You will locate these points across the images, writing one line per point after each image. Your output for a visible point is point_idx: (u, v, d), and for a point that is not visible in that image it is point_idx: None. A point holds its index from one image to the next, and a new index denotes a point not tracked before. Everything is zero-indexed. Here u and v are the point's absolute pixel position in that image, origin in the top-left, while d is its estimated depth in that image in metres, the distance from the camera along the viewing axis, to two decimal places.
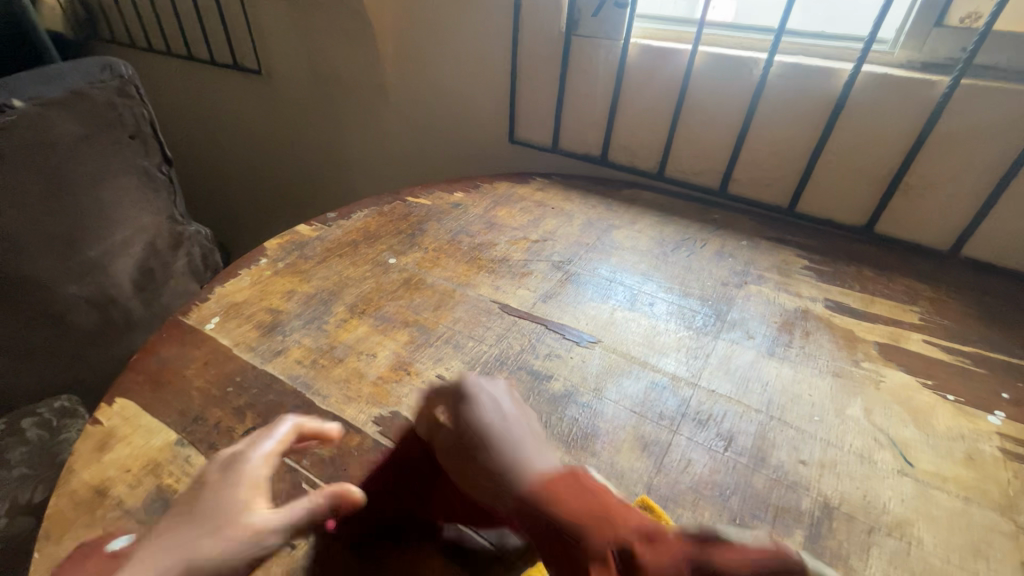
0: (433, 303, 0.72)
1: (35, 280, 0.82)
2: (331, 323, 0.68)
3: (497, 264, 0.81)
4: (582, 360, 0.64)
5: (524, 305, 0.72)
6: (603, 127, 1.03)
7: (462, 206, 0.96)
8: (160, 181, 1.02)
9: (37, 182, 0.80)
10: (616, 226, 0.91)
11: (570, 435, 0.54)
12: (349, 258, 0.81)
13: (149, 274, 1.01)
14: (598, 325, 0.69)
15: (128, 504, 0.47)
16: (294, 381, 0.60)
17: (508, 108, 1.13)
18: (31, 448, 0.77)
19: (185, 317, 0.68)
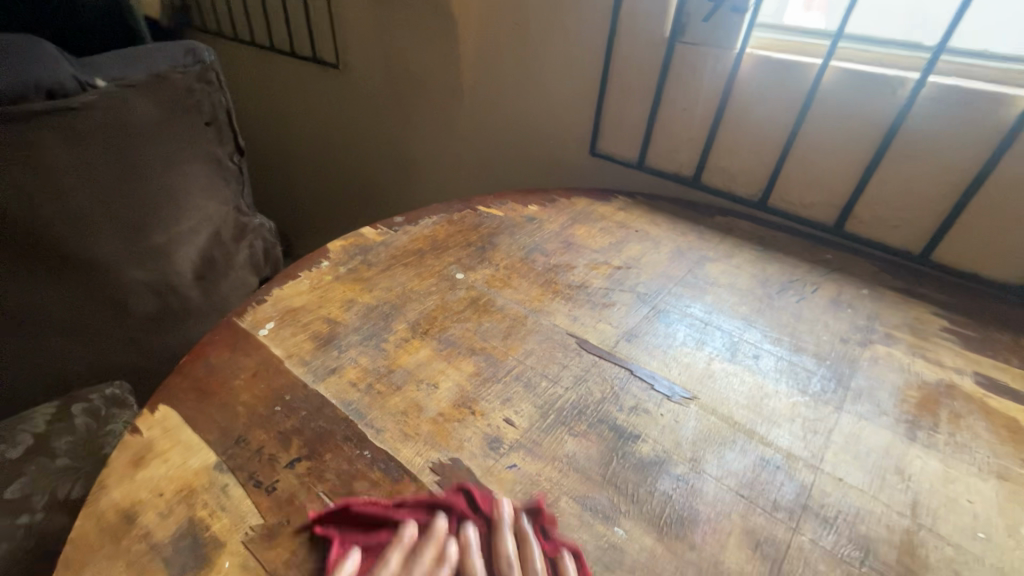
0: (504, 330, 0.64)
1: (101, 262, 0.81)
2: (391, 341, 0.62)
3: (575, 291, 0.72)
4: (674, 420, 0.54)
5: (606, 343, 0.63)
6: (702, 145, 0.93)
7: (537, 221, 0.88)
8: (230, 170, 1.00)
9: (112, 162, 0.79)
10: (710, 258, 0.80)
11: (663, 517, 0.45)
12: (415, 268, 0.75)
13: (212, 263, 0.98)
14: (693, 377, 0.59)
15: (156, 537, 0.42)
16: (346, 407, 0.53)
17: (593, 118, 1.05)
18: (77, 439, 0.75)
19: (240, 319, 0.64)
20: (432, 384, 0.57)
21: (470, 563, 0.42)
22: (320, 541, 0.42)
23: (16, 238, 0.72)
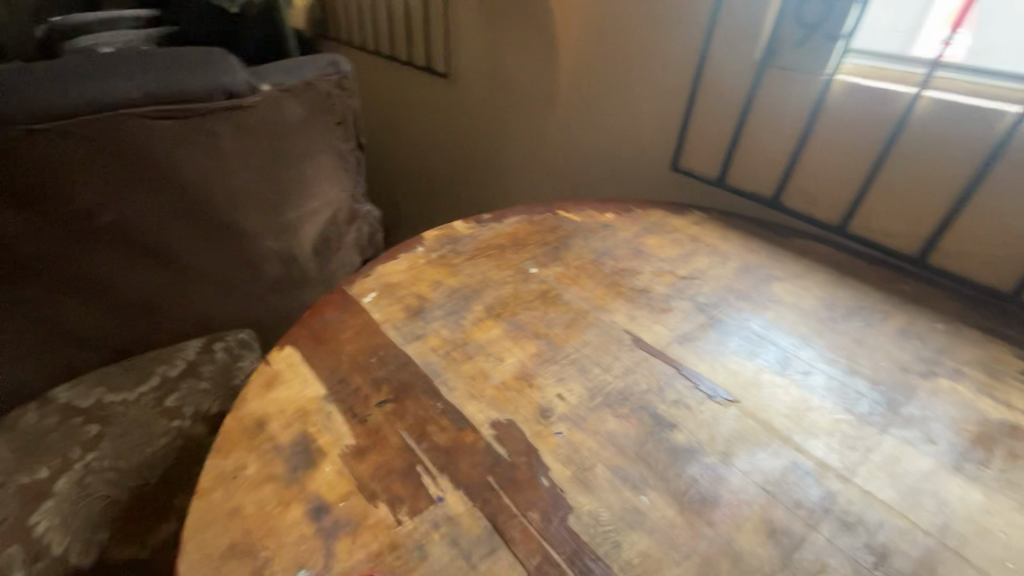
0: (566, 320, 0.72)
1: (245, 232, 0.99)
2: (468, 319, 0.72)
3: (638, 294, 0.78)
4: (713, 416, 0.59)
5: (658, 342, 0.69)
6: (782, 168, 0.95)
7: (611, 228, 0.94)
8: (349, 163, 1.16)
9: (263, 151, 0.97)
10: (776, 277, 0.82)
11: (687, 495, 0.51)
12: (495, 260, 0.84)
13: (327, 241, 1.16)
14: (737, 382, 0.63)
15: (279, 440, 0.55)
16: (426, 366, 0.64)
17: (678, 135, 1.09)
18: (217, 368, 0.94)
19: (349, 287, 0.77)
20: (499, 358, 0.66)
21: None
22: (397, 463, 0.53)
23: (190, 207, 0.90)
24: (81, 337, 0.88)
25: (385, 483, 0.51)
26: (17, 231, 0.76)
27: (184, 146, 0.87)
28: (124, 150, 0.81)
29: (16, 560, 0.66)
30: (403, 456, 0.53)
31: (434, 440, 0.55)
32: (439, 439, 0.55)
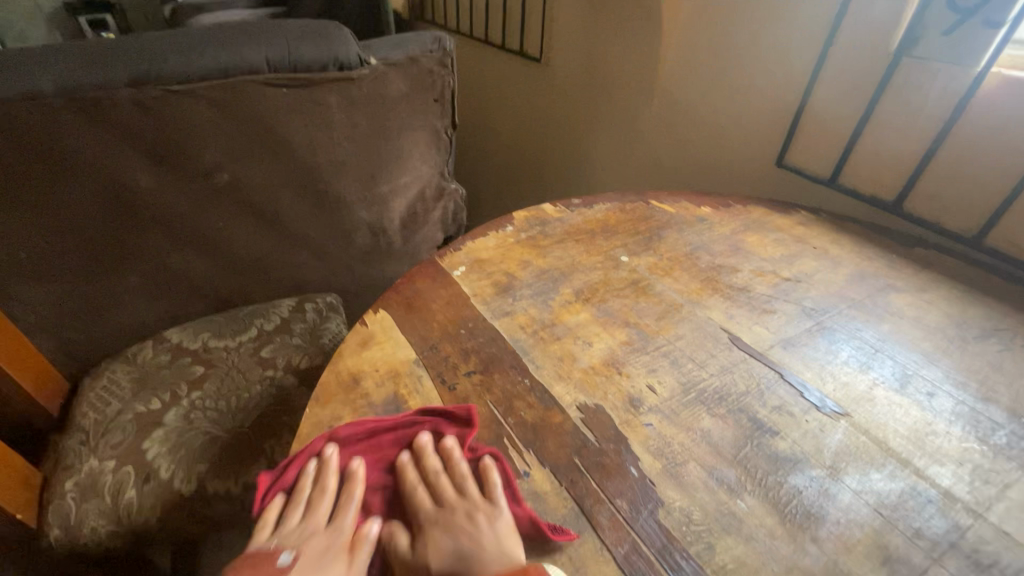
0: (658, 312, 0.69)
1: (341, 200, 1.02)
2: (557, 301, 0.71)
3: (736, 292, 0.73)
4: (819, 429, 0.54)
5: (758, 344, 0.64)
6: (908, 170, 0.86)
7: (707, 222, 0.90)
8: (443, 142, 1.17)
9: (365, 124, 0.99)
10: (895, 288, 0.75)
11: (788, 507, 0.47)
12: (585, 245, 0.83)
13: (414, 215, 1.18)
14: (849, 396, 0.58)
15: (372, 397, 0.57)
16: (514, 342, 0.64)
17: (788, 128, 1.02)
18: (307, 327, 0.95)
19: (441, 260, 0.78)
20: (587, 342, 0.64)
21: (407, 474, 0.51)
22: (484, 433, 0.53)
23: (297, 173, 0.95)
24: (193, 285, 0.95)
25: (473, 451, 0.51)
26: (150, 184, 0.81)
27: (298, 116, 0.90)
28: (246, 116, 0.85)
29: (129, 481, 0.72)
30: (490, 428, 0.54)
31: (521, 415, 0.55)
32: (526, 414, 0.55)
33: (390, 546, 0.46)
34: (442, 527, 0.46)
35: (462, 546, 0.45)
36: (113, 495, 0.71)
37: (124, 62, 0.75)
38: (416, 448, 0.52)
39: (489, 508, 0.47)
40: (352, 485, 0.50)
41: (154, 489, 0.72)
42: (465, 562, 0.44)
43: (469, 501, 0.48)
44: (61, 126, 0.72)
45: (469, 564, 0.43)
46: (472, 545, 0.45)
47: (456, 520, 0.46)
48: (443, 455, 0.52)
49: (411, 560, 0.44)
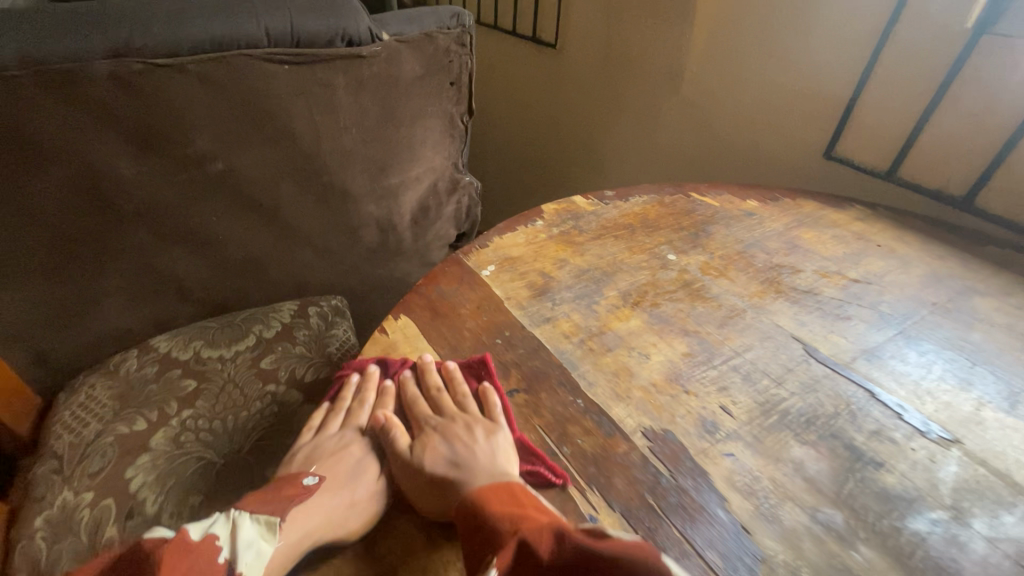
0: (719, 318, 0.61)
1: (348, 192, 0.92)
2: (602, 305, 0.62)
3: (802, 295, 0.65)
4: (930, 459, 0.46)
5: (838, 357, 0.56)
6: (984, 160, 0.79)
7: (757, 217, 0.81)
8: (458, 130, 1.07)
9: (376, 108, 0.89)
10: (977, 290, 0.67)
11: (915, 560, 0.39)
12: (625, 241, 0.74)
13: (426, 211, 1.08)
14: (955, 419, 0.50)
15: None
16: (560, 355, 0.55)
17: (839, 116, 0.93)
18: (311, 335, 0.85)
19: (466, 258, 0.69)
20: (643, 354, 0.56)
21: (410, 387, 0.52)
22: (536, 471, 0.44)
23: (298, 164, 0.84)
24: (183, 288, 0.84)
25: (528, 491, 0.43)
26: (131, 174, 0.71)
27: (300, 97, 0.80)
28: (240, 97, 0.75)
29: (107, 517, 0.61)
30: (544, 462, 0.45)
31: (579, 444, 0.46)
32: (584, 443, 0.46)
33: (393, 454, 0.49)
34: (442, 437, 0.48)
35: (460, 455, 0.46)
36: (89, 535, 0.60)
37: (99, 31, 0.65)
38: (423, 365, 0.54)
39: (488, 423, 0.48)
40: (368, 402, 0.53)
41: (137, 526, 0.60)
42: (459, 466, 0.45)
43: (469, 415, 0.49)
44: (21, 104, 0.61)
45: (460, 472, 0.45)
46: (467, 451, 0.46)
47: (456, 433, 0.48)
48: (447, 374, 0.53)
49: (411, 462, 0.47)
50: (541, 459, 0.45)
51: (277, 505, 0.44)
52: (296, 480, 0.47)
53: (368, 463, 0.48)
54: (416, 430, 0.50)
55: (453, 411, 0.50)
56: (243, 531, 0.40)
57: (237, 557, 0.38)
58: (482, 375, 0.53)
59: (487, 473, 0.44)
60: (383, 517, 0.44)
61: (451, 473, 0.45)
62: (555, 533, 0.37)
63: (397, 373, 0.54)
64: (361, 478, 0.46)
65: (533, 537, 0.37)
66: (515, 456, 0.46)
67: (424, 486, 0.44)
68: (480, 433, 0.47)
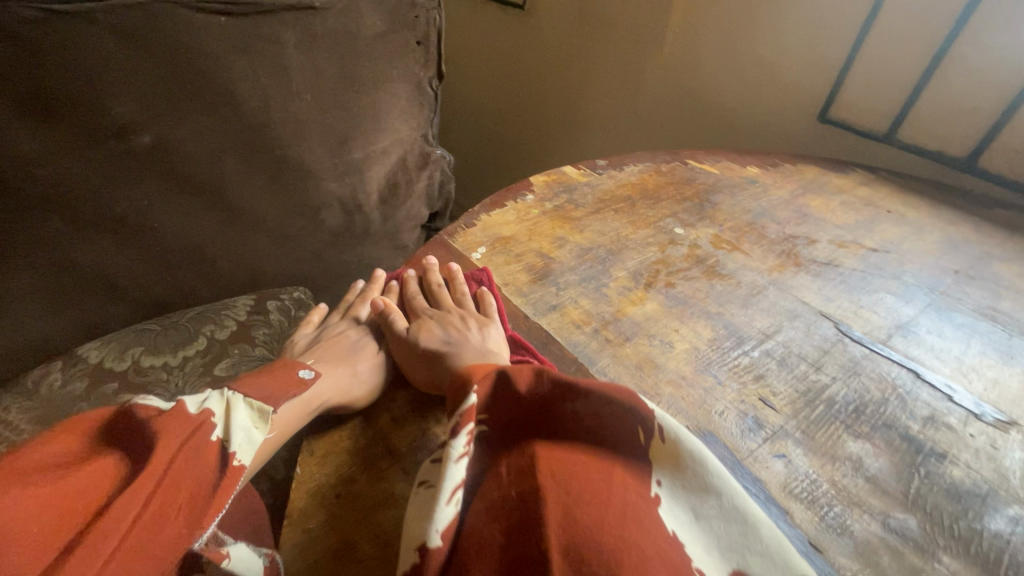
0: (741, 297, 0.55)
1: (305, 168, 0.80)
2: (613, 288, 0.55)
3: (823, 268, 0.60)
4: (993, 445, 0.41)
5: (874, 334, 0.51)
6: (990, 119, 0.75)
7: (760, 184, 0.75)
8: (427, 96, 0.96)
9: (333, 70, 0.77)
10: (994, 256, 0.64)
11: (1005, 569, 0.34)
12: (626, 215, 0.67)
13: (394, 188, 0.97)
14: (1007, 398, 0.45)
15: None
16: (573, 348, 0.48)
17: (835, 76, 0.88)
18: (272, 334, 0.75)
19: (452, 239, 0.60)
20: (666, 342, 0.49)
21: (412, 287, 0.55)
22: None
23: (245, 135, 0.72)
24: (115, 286, 0.71)
25: None
26: (37, 147, 0.59)
27: (243, 53, 0.67)
28: (171, 52, 0.62)
29: None
30: None
31: None
32: None
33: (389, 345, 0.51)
34: (436, 325, 0.50)
35: (451, 337, 0.48)
36: None
37: None
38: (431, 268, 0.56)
39: (482, 317, 0.50)
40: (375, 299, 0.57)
41: None
42: (450, 347, 0.47)
43: (464, 310, 0.51)
44: None
45: (449, 349, 0.47)
46: (459, 336, 0.48)
47: (449, 322, 0.50)
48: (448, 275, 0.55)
49: (403, 344, 0.49)
50: (530, 350, 0.48)
51: (275, 391, 0.40)
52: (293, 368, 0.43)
53: (367, 343, 0.51)
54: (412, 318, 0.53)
55: (449, 305, 0.52)
56: (236, 413, 0.36)
57: (232, 437, 0.35)
58: (481, 276, 0.55)
59: (477, 349, 0.47)
60: (381, 390, 0.46)
61: (441, 349, 0.48)
62: (534, 371, 0.39)
63: (405, 274, 0.57)
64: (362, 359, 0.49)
65: (512, 373, 0.39)
66: (505, 340, 0.48)
67: (416, 361, 0.48)
68: (473, 324, 0.49)
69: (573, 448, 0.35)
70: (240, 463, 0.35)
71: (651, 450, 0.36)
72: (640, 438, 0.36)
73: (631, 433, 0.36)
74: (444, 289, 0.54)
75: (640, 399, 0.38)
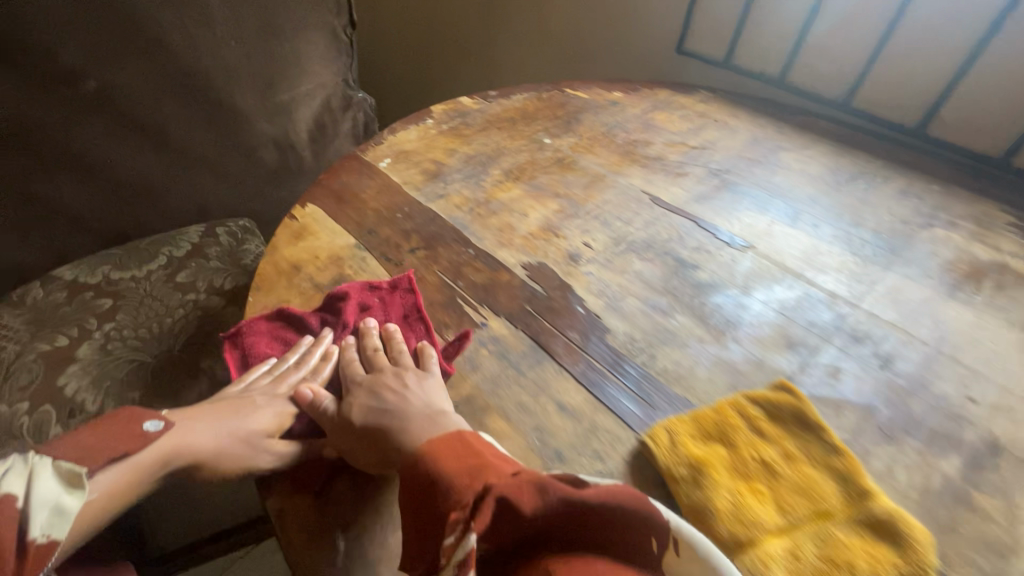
0: (585, 183, 0.73)
1: (237, 110, 0.92)
2: (488, 182, 0.72)
3: (652, 161, 0.79)
4: (732, 259, 0.61)
5: (675, 201, 0.71)
6: (791, 43, 0.95)
7: (620, 104, 0.93)
8: (343, 44, 1.08)
9: (251, 20, 0.88)
10: (784, 148, 0.84)
11: (713, 319, 0.54)
12: (507, 131, 0.83)
13: (322, 128, 1.09)
14: (754, 234, 0.66)
15: (317, 280, 0.56)
16: (453, 221, 0.64)
17: (684, 14, 1.06)
18: (223, 250, 0.89)
19: (363, 154, 0.75)
20: (522, 214, 0.66)
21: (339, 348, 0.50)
22: (437, 299, 0.54)
23: (178, 79, 0.83)
24: (78, 219, 0.82)
25: (429, 312, 0.53)
26: None
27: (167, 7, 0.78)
28: (102, 3, 0.72)
29: (50, 418, 0.66)
30: (443, 293, 0.55)
31: (470, 279, 0.57)
32: (475, 277, 0.57)
33: (326, 404, 0.46)
34: (368, 390, 0.45)
35: (388, 404, 0.43)
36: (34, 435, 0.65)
37: None
38: (365, 328, 0.51)
39: (419, 370, 0.46)
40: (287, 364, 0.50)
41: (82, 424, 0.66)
42: (389, 418, 0.42)
43: (399, 365, 0.47)
44: None
45: (387, 421, 0.42)
46: (398, 400, 0.43)
47: (384, 385, 0.45)
48: (385, 335, 0.50)
49: (341, 420, 0.44)
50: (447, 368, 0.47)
51: (101, 449, 0.39)
52: (135, 423, 0.42)
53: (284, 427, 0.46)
54: (345, 388, 0.47)
55: (383, 363, 0.47)
56: (42, 486, 0.35)
57: (31, 514, 0.34)
58: (421, 329, 0.51)
59: (421, 413, 0.42)
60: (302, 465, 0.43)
61: (381, 421, 0.42)
62: (534, 486, 0.30)
63: (322, 336, 0.51)
64: (250, 425, 0.45)
65: (511, 494, 0.30)
66: (448, 395, 0.45)
67: (357, 437, 0.42)
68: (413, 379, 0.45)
69: (592, 568, 0.29)
70: (52, 540, 0.34)
71: (663, 560, 0.32)
72: (652, 547, 0.32)
73: (644, 546, 0.32)
74: (377, 346, 0.49)
75: (651, 506, 0.32)
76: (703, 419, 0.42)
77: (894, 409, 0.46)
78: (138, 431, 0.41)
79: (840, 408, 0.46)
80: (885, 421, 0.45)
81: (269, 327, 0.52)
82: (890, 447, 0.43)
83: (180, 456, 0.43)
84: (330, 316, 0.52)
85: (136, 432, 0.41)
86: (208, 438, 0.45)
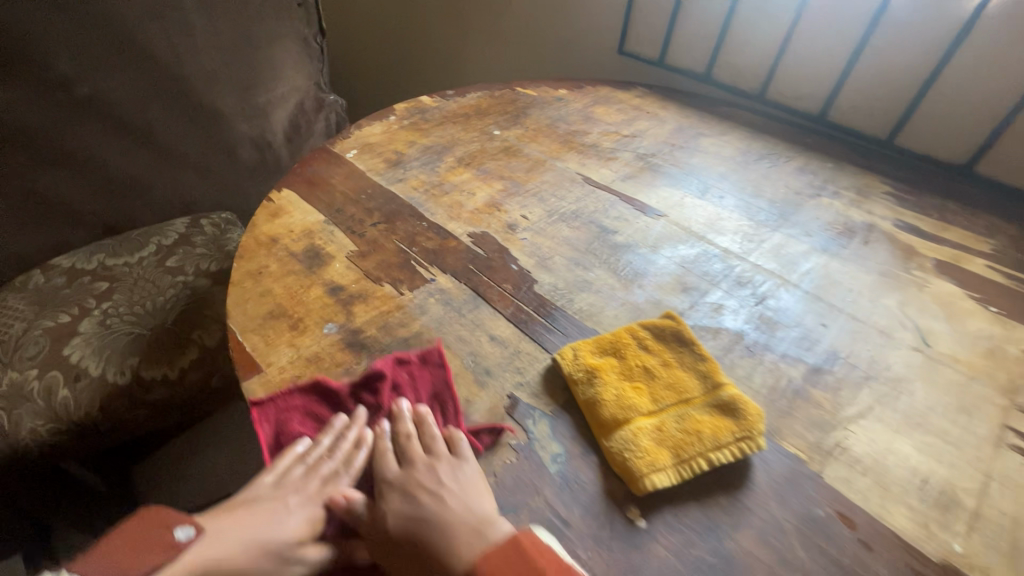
0: (528, 167, 0.84)
1: (217, 111, 1.01)
2: (442, 168, 0.82)
3: (588, 148, 0.90)
4: (646, 225, 0.73)
5: (604, 180, 0.82)
6: (713, 43, 1.07)
7: (564, 100, 1.05)
8: (313, 50, 1.18)
9: (229, 31, 0.98)
10: (704, 134, 0.96)
11: (624, 271, 0.65)
12: (462, 125, 0.94)
13: (297, 128, 1.19)
14: (667, 205, 0.77)
15: (292, 250, 0.65)
16: (410, 200, 0.75)
17: (623, 19, 1.18)
18: (208, 238, 0.98)
19: (332, 147, 0.85)
20: (471, 193, 0.77)
21: (373, 439, 0.49)
22: (394, 262, 0.65)
23: (163, 84, 0.92)
24: (71, 213, 0.91)
25: (387, 272, 0.63)
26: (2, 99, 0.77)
27: (153, 19, 0.87)
28: (94, 16, 0.81)
29: (58, 382, 0.75)
30: (400, 258, 0.65)
31: (423, 246, 0.67)
32: (427, 245, 0.67)
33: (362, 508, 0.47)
34: (404, 493, 0.46)
35: (428, 513, 0.44)
36: (45, 397, 0.74)
37: None
38: (398, 412, 0.50)
39: (452, 460, 0.46)
40: (317, 451, 0.49)
41: (87, 387, 0.76)
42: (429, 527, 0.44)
43: (434, 459, 0.47)
44: None
45: (427, 531, 0.44)
46: (439, 506, 0.44)
47: (422, 487, 0.46)
48: (417, 420, 0.50)
49: (380, 526, 0.45)
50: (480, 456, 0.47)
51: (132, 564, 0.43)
52: (168, 535, 0.45)
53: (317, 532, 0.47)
54: (378, 488, 0.47)
55: (418, 458, 0.47)
56: None
57: None
58: (450, 411, 0.50)
59: (463, 520, 0.42)
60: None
61: (421, 533, 0.44)
62: None
63: (353, 423, 0.50)
64: (279, 534, 0.47)
65: None
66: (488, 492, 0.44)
67: (396, 547, 0.43)
68: (448, 478, 0.45)
69: None
70: None
71: None
72: None
73: None
74: (411, 436, 0.49)
75: None
76: (601, 338, 0.53)
77: (761, 333, 0.58)
78: (170, 541, 0.45)
79: (717, 334, 0.57)
80: (752, 342, 0.57)
81: (302, 404, 0.50)
82: (752, 359, 0.55)
83: (206, 563, 0.46)
84: (366, 398, 0.51)
85: (168, 541, 0.45)
86: (233, 543, 0.47)
